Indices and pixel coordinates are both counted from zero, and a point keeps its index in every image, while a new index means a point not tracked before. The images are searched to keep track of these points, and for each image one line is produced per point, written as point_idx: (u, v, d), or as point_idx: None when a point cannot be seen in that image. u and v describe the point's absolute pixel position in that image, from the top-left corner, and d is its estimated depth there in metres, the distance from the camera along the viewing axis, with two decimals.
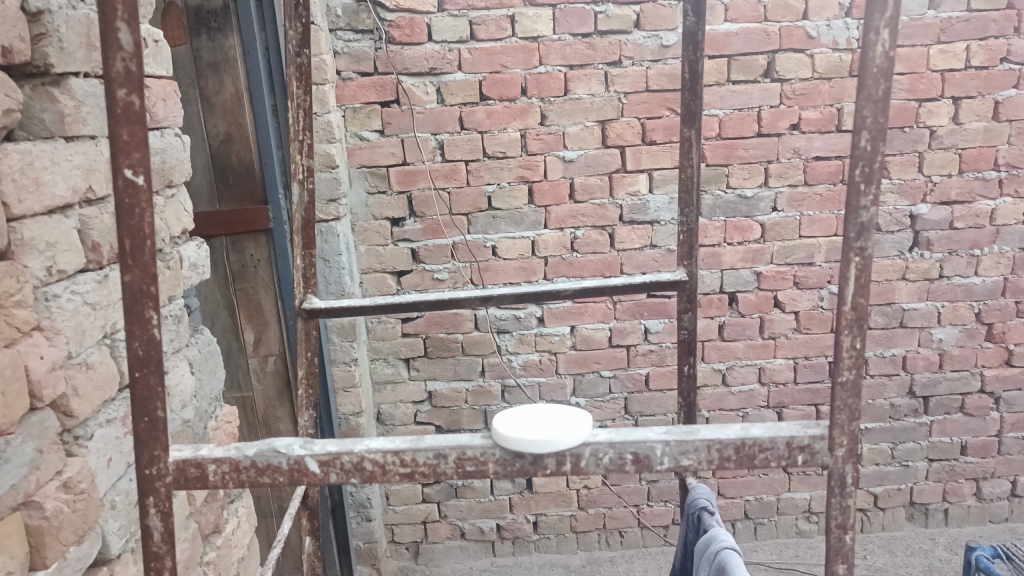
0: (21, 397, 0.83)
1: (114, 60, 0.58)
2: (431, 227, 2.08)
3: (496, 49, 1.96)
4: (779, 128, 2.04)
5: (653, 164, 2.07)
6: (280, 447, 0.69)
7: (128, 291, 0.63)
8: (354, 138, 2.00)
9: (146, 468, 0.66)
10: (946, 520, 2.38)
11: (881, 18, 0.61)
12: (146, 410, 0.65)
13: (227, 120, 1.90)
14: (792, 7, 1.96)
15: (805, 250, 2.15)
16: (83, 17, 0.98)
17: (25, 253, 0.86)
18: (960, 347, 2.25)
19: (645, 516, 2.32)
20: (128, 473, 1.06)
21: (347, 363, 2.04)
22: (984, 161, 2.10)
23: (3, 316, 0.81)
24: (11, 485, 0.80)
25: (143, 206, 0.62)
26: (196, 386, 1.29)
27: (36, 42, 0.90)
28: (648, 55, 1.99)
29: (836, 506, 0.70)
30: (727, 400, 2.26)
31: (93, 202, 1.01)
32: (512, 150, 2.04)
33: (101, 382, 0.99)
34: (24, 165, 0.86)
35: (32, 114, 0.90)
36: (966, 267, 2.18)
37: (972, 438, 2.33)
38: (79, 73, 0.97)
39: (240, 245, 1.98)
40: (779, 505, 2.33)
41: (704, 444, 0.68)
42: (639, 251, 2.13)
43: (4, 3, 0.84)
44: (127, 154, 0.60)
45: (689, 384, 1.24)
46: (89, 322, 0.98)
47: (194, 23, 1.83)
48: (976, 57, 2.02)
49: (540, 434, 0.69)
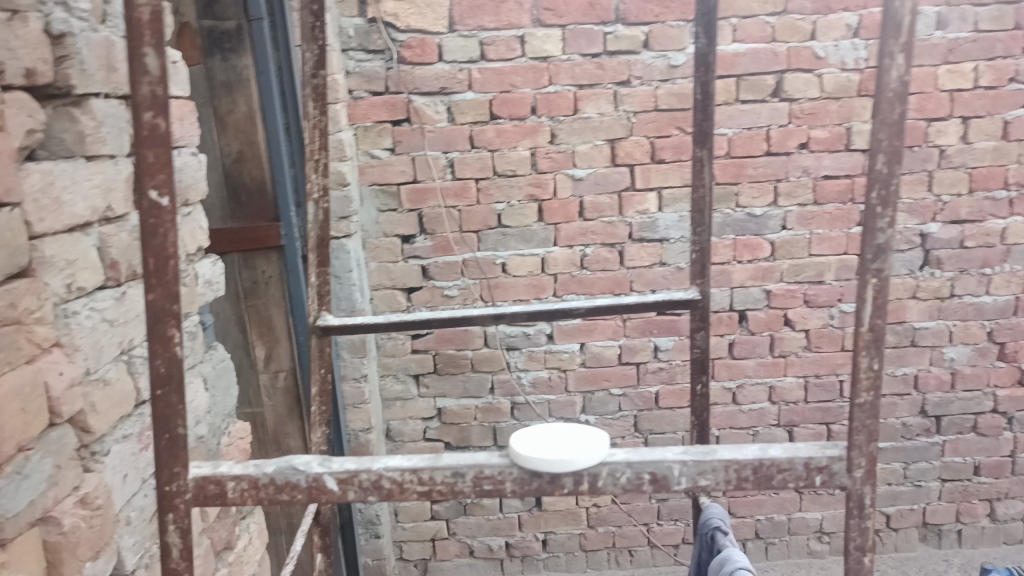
0: (40, 414, 0.84)
1: (141, 84, 0.60)
2: (442, 245, 2.09)
3: (507, 68, 1.98)
4: (788, 147, 2.05)
5: (662, 183, 2.08)
6: (299, 464, 0.69)
7: (150, 310, 0.64)
8: (366, 156, 2.01)
9: (165, 485, 0.67)
10: (960, 541, 2.36)
11: (897, 43, 0.62)
12: (167, 428, 0.66)
13: (240, 138, 1.92)
14: (800, 27, 1.97)
15: (815, 269, 2.15)
16: (103, 39, 1.00)
17: (45, 271, 0.87)
18: (972, 366, 2.24)
19: (656, 535, 2.30)
20: (143, 489, 1.07)
21: (357, 379, 2.05)
22: (994, 180, 2.10)
23: (23, 333, 0.82)
24: (30, 501, 0.81)
25: (166, 227, 0.63)
26: (210, 403, 1.29)
27: (58, 64, 0.91)
28: (657, 75, 2.00)
29: (854, 527, 0.70)
30: (737, 419, 2.25)
31: (112, 220, 1.02)
32: (522, 168, 2.05)
33: (118, 399, 1.00)
34: (45, 184, 0.87)
35: (53, 134, 0.92)
36: (977, 286, 2.17)
37: (985, 458, 2.31)
38: (99, 94, 0.99)
39: (252, 263, 1.99)
40: (790, 525, 2.31)
41: (722, 465, 0.69)
42: (649, 269, 2.14)
43: (29, 26, 0.85)
44: (151, 176, 0.61)
45: (702, 403, 1.24)
46: (107, 338, 0.99)
47: (208, 43, 1.85)
48: (985, 77, 2.02)
49: (557, 453, 0.70)
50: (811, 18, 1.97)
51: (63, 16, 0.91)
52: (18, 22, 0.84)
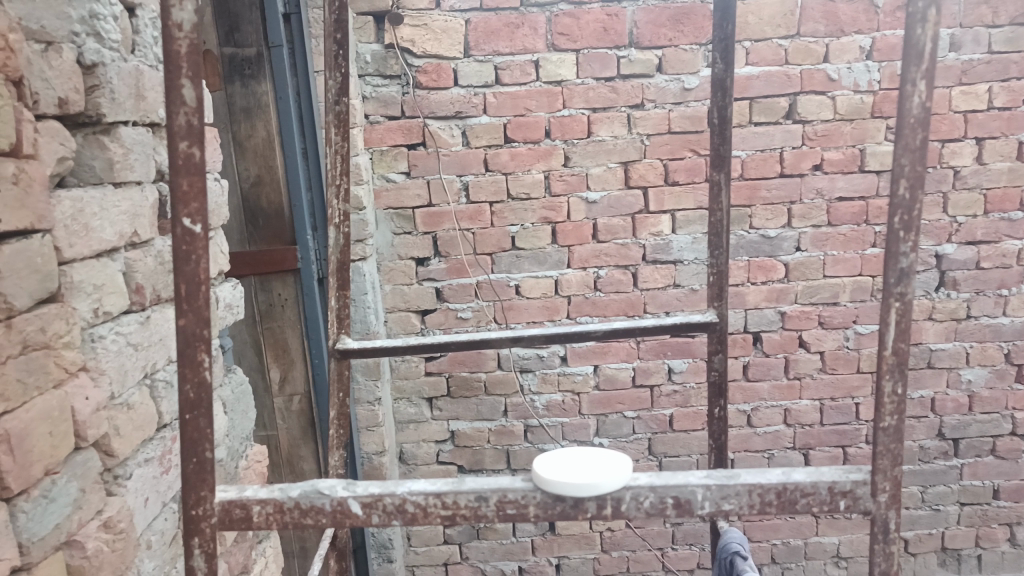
0: (67, 437, 0.85)
1: (177, 114, 0.62)
2: (456, 267, 2.10)
3: (521, 93, 2.00)
4: (801, 169, 2.06)
5: (675, 206, 2.09)
6: (324, 488, 0.70)
7: (181, 335, 0.65)
8: (381, 180, 2.03)
9: (192, 508, 0.67)
10: (980, 566, 2.33)
11: (919, 70, 0.63)
12: (194, 452, 0.67)
13: (257, 163, 1.94)
14: (812, 50, 1.99)
15: (830, 290, 2.14)
16: (132, 68, 1.02)
17: (73, 296, 0.88)
18: (990, 389, 2.22)
19: (670, 559, 2.28)
20: (163, 512, 1.07)
21: (372, 402, 2.05)
22: (1009, 202, 2.09)
23: (52, 357, 0.84)
24: (55, 524, 0.82)
25: (199, 253, 0.64)
26: (228, 426, 1.30)
27: (89, 93, 0.93)
28: (670, 98, 2.02)
29: (879, 552, 0.70)
30: (752, 441, 2.24)
31: (138, 246, 1.04)
32: (536, 191, 2.06)
33: (141, 422, 1.01)
34: (75, 211, 0.89)
35: (83, 161, 0.94)
36: (993, 307, 2.16)
37: (1004, 481, 2.28)
38: (127, 122, 1.01)
39: (268, 285, 2.00)
40: (807, 549, 2.29)
41: (745, 489, 0.69)
42: (663, 290, 2.14)
43: (62, 57, 0.88)
44: (186, 204, 0.63)
45: (720, 427, 1.24)
46: (131, 362, 1.00)
47: (229, 70, 1.89)
48: (999, 98, 2.02)
49: (581, 476, 0.70)
50: (823, 41, 1.98)
51: (95, 46, 0.94)
52: (51, 53, 0.86)
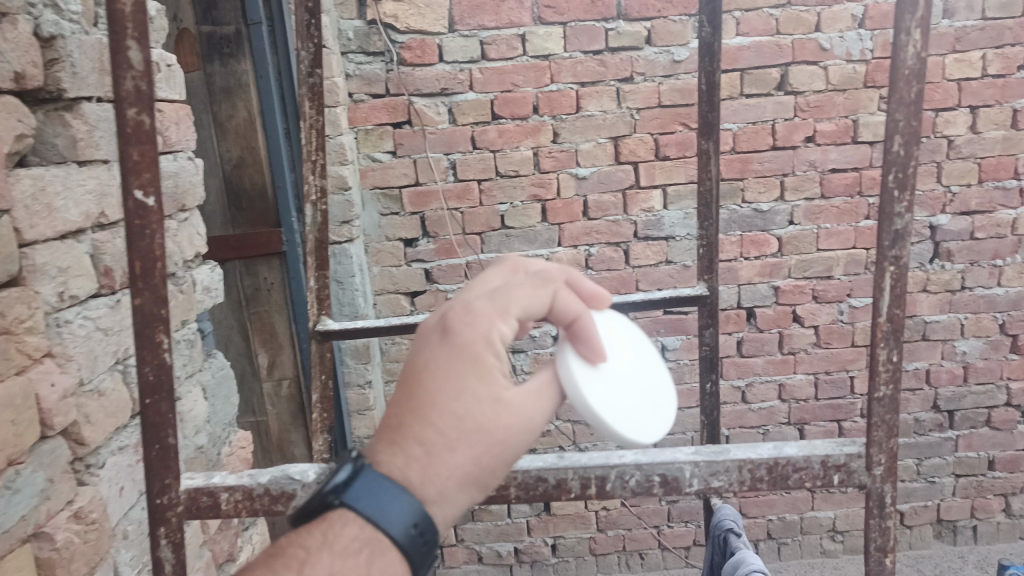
0: (32, 426, 0.82)
1: (125, 79, 0.58)
2: (444, 247, 2.07)
3: (507, 68, 1.95)
4: (794, 141, 2.02)
5: (667, 180, 2.05)
6: (294, 474, 0.68)
7: (138, 315, 0.62)
8: (366, 160, 1.99)
9: (157, 497, 0.65)
10: (975, 537, 2.32)
11: (913, 18, 0.59)
12: (157, 438, 0.64)
13: (239, 144, 1.89)
14: (803, 20, 1.94)
15: (824, 264, 2.11)
16: (95, 42, 0.98)
17: (37, 279, 0.85)
18: (985, 359, 2.20)
19: (666, 537, 2.26)
20: (140, 501, 1.05)
21: (362, 386, 2.02)
22: (1003, 170, 2.06)
23: (14, 343, 0.81)
24: (21, 516, 0.79)
25: (153, 228, 0.61)
26: (209, 412, 1.27)
27: (49, 67, 0.90)
28: (659, 71, 1.97)
29: (874, 527, 0.68)
30: (746, 417, 2.22)
31: (106, 227, 1.00)
32: (524, 168, 2.03)
33: (114, 409, 0.98)
34: (36, 191, 0.85)
35: (45, 139, 0.90)
36: (988, 278, 2.13)
37: (1000, 452, 2.27)
38: (91, 98, 0.98)
39: (254, 270, 1.96)
40: (803, 524, 2.28)
41: (735, 465, 0.67)
42: (655, 266, 2.11)
43: (17, 29, 0.83)
44: (138, 174, 0.60)
45: (712, 403, 1.20)
46: (101, 347, 0.97)
47: (207, 50, 1.83)
48: (992, 66, 1.99)
49: (608, 376, 0.67)
50: (815, 10, 1.94)
51: (53, 18, 0.90)
52: (5, 24, 0.82)
